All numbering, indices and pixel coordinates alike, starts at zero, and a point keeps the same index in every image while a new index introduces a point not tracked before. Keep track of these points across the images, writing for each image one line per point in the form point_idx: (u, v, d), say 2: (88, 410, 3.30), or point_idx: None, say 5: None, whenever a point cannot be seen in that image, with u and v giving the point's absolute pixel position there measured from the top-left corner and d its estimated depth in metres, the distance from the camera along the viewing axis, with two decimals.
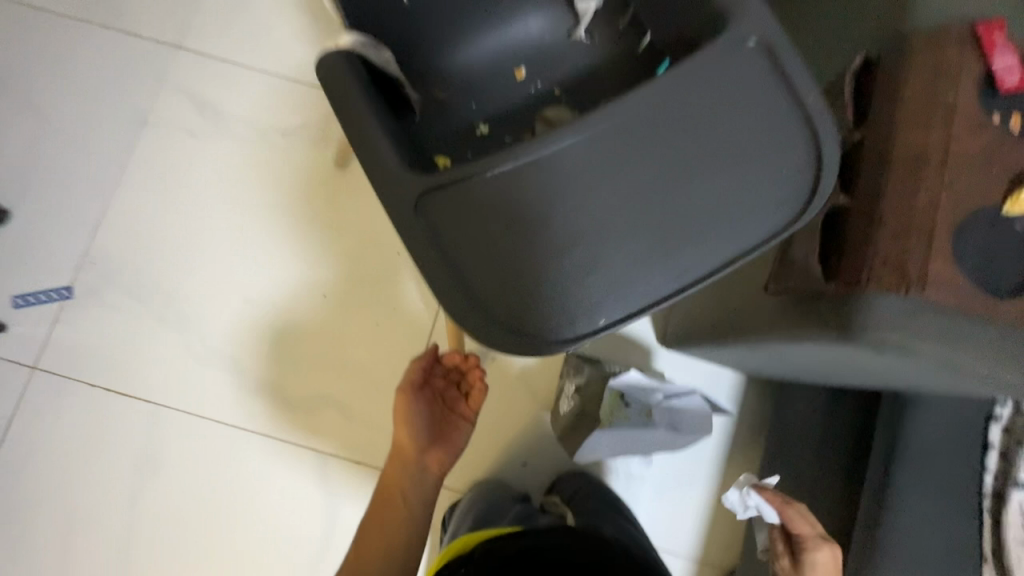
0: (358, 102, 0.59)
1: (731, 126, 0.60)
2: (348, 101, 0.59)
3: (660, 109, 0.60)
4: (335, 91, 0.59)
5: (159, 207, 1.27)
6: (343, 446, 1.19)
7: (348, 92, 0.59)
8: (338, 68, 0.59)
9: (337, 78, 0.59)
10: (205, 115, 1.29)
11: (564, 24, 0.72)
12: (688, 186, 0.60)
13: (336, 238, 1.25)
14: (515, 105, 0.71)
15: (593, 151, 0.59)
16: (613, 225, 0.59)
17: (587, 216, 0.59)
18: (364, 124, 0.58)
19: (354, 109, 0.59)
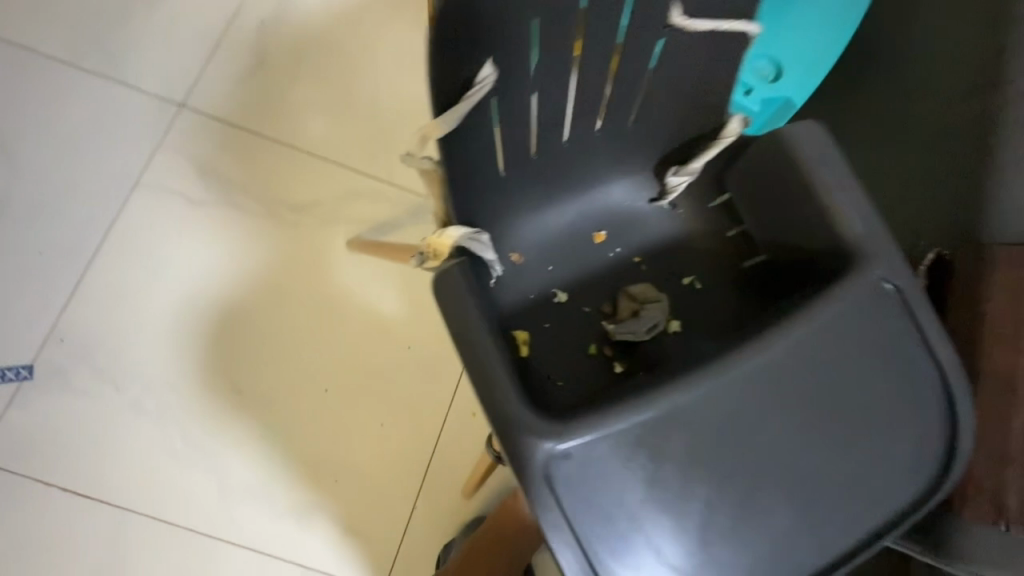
0: (486, 338, 0.55)
1: (877, 374, 0.53)
2: (473, 340, 0.55)
3: (793, 355, 0.52)
4: (460, 325, 0.57)
5: (207, 280, 1.29)
6: (336, 541, 1.21)
7: (476, 327, 0.56)
8: (466, 300, 0.57)
9: (469, 314, 0.56)
10: (205, 183, 1.33)
11: (643, 191, 0.71)
12: (817, 447, 0.52)
13: (345, 331, 1.31)
14: (594, 270, 0.71)
15: (779, 370, 0.52)
16: (808, 447, 0.52)
17: (778, 438, 0.52)
18: (493, 368, 0.54)
19: (479, 347, 0.55)
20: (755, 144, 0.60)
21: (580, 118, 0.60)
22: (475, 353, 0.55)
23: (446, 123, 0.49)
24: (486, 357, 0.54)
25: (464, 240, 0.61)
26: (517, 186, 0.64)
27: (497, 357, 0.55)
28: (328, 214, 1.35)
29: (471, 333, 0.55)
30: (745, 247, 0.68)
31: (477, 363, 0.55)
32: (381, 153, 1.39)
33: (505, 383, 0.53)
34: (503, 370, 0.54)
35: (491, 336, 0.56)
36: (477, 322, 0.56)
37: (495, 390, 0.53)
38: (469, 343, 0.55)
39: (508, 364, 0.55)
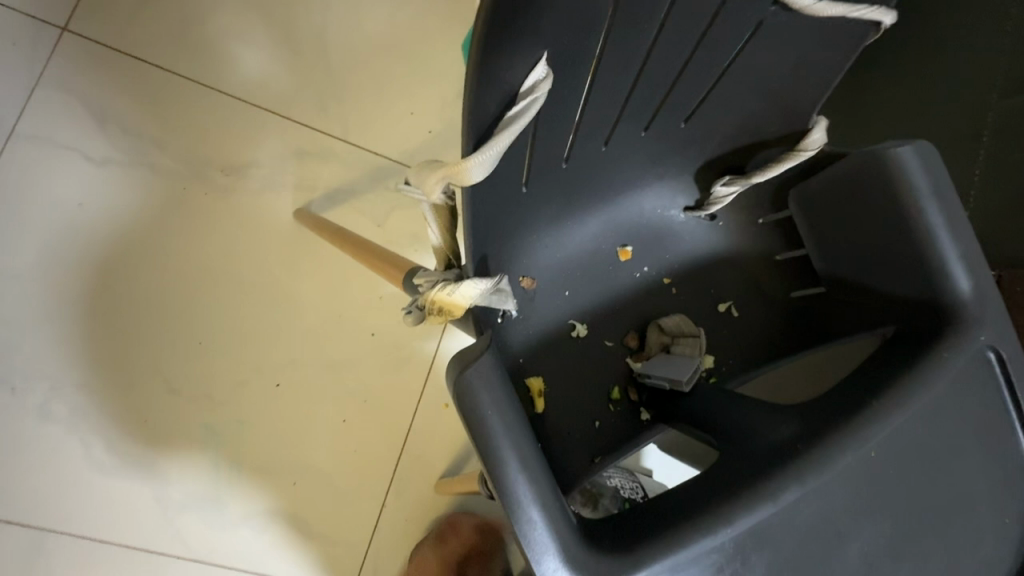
0: (513, 444, 0.34)
1: (984, 456, 0.42)
2: (493, 449, 0.34)
3: (886, 435, 0.40)
4: (476, 430, 0.34)
5: (119, 257, 1.06)
6: (300, 547, 1.11)
7: (499, 431, 0.34)
8: (484, 389, 0.35)
9: (482, 409, 0.34)
10: (106, 134, 1.06)
11: (679, 197, 0.58)
12: (903, 557, 0.39)
13: (298, 316, 1.13)
14: (617, 296, 0.59)
15: (870, 455, 0.39)
16: (893, 551, 0.39)
17: (858, 541, 0.39)
18: (517, 488, 0.34)
19: (513, 473, 0.34)
20: (846, 159, 0.47)
21: (626, 120, 0.48)
22: (496, 470, 0.34)
23: (477, 165, 0.38)
24: (516, 477, 0.34)
25: (484, 299, 0.40)
26: (539, 197, 0.50)
27: (526, 469, 0.34)
28: (269, 177, 1.13)
29: (489, 440, 0.34)
30: (795, 273, 0.57)
31: (498, 485, 0.34)
32: (331, 103, 1.16)
33: (539, 512, 0.34)
34: (542, 491, 0.34)
35: (525, 439, 0.35)
36: (510, 429, 0.35)
37: (528, 526, 0.33)
38: (487, 457, 0.34)
39: (549, 483, 0.35)
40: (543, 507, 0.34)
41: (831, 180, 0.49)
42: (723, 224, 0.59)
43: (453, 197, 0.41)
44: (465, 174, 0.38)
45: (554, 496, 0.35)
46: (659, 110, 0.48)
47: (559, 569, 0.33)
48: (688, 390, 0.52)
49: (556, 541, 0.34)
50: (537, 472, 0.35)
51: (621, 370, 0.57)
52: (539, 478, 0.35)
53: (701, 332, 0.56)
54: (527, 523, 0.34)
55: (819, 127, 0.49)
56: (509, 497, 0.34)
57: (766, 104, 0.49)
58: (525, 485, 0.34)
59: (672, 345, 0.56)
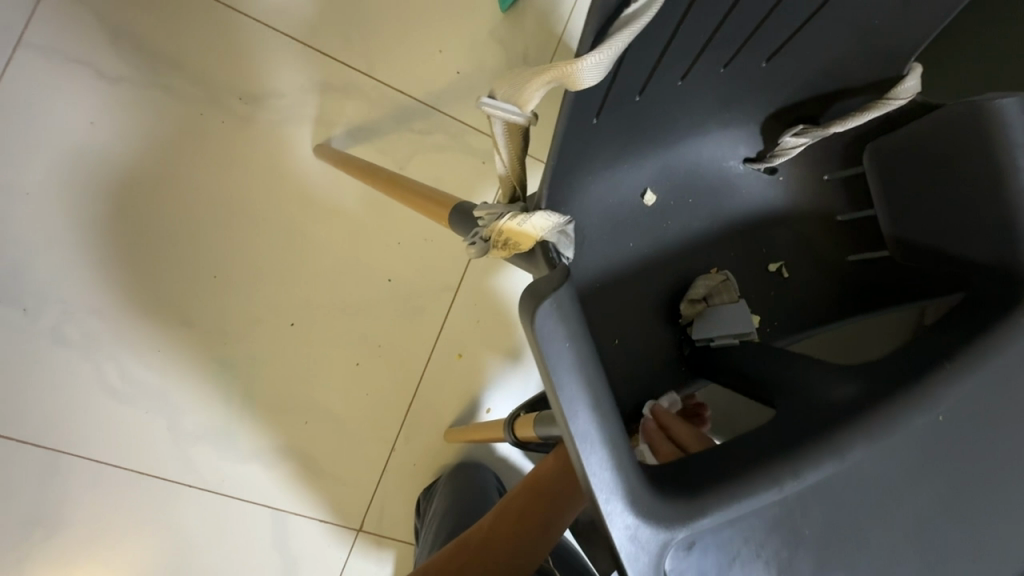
0: (582, 384, 0.34)
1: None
2: (564, 386, 0.33)
3: (952, 400, 0.38)
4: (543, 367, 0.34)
5: (132, 183, 1.02)
6: (308, 483, 1.12)
7: (566, 365, 0.33)
8: (555, 327, 0.33)
9: (552, 346, 0.33)
10: (121, 50, 1.00)
11: (741, 147, 0.55)
12: (957, 523, 0.38)
13: (316, 256, 1.11)
14: (668, 247, 0.56)
15: (936, 417, 0.38)
16: (948, 514, 0.38)
17: (915, 503, 0.38)
18: (585, 429, 0.33)
19: (578, 413, 0.33)
20: (939, 112, 0.45)
21: (711, 52, 0.43)
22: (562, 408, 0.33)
23: (587, 71, 0.33)
24: (584, 414, 0.33)
25: (550, 234, 0.37)
26: (603, 135, 0.47)
27: (595, 409, 0.33)
28: (290, 109, 1.08)
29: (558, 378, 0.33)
30: (855, 235, 0.55)
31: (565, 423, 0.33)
32: (355, 35, 1.09)
33: (607, 451, 0.33)
34: (611, 431, 0.34)
35: (593, 380, 0.34)
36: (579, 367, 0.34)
37: (593, 465, 0.33)
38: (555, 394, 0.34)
39: (615, 428, 0.34)
40: (608, 447, 0.33)
41: (916, 134, 0.46)
42: (783, 179, 0.57)
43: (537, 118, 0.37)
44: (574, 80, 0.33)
45: (621, 439, 0.34)
46: (745, 45, 0.44)
47: (624, 512, 0.33)
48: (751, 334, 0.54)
49: (623, 483, 0.33)
50: (605, 414, 0.34)
51: (662, 323, 0.56)
52: (607, 420, 0.34)
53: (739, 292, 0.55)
54: (590, 465, 0.33)
55: (914, 74, 0.45)
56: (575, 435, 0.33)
57: (857, 47, 0.45)
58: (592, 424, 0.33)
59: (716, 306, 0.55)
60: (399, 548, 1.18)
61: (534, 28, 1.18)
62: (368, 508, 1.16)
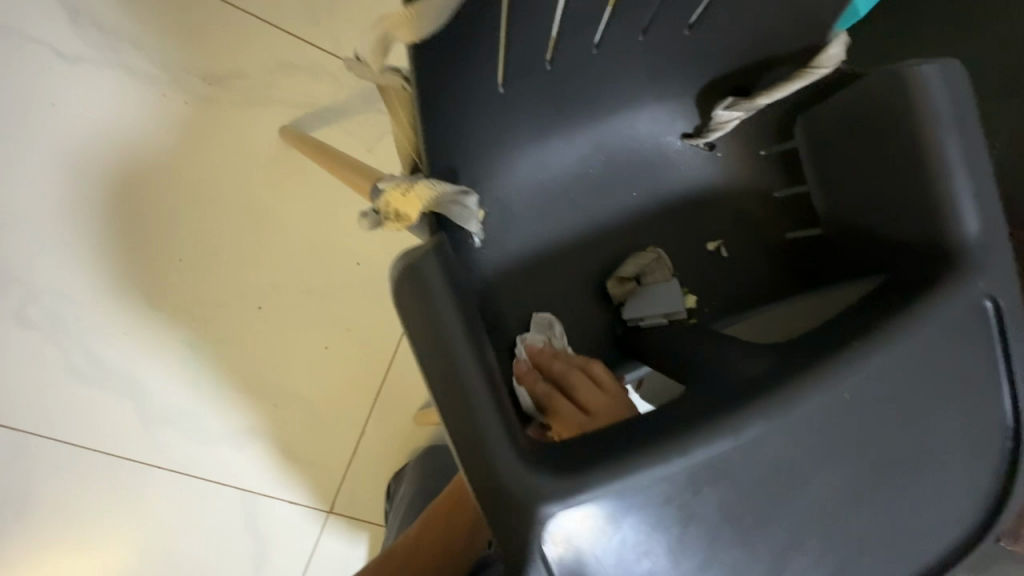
0: (462, 342, 0.36)
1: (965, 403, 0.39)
2: (444, 344, 0.36)
3: (859, 380, 0.37)
4: (424, 332, 0.37)
5: (95, 165, 1.01)
6: (279, 466, 1.13)
7: (446, 311, 0.37)
8: (432, 286, 0.37)
9: (432, 311, 0.37)
10: (80, 30, 0.99)
11: (677, 122, 0.54)
12: (863, 505, 0.38)
13: (283, 238, 1.10)
14: (601, 224, 0.55)
15: (843, 396, 0.37)
16: (855, 496, 0.37)
17: (821, 486, 0.37)
18: (466, 383, 0.35)
19: (462, 355, 0.36)
20: (864, 80, 0.43)
21: (620, 19, 0.42)
22: (442, 366, 0.36)
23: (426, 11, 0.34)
24: (467, 368, 0.36)
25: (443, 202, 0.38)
26: (519, 105, 0.46)
27: (476, 365, 0.36)
28: (253, 89, 1.06)
29: (438, 338, 0.36)
30: (792, 213, 0.53)
31: (447, 379, 0.36)
32: (319, 13, 1.07)
33: (487, 390, 0.35)
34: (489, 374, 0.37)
35: (472, 340, 0.37)
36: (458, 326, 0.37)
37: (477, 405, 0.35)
38: (437, 355, 0.36)
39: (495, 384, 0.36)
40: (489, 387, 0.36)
41: (842, 103, 0.44)
42: (723, 155, 0.55)
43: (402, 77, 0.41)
44: (415, 28, 0.34)
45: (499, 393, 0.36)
46: (660, 6, 0.42)
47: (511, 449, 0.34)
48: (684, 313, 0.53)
49: (501, 434, 0.35)
50: (486, 371, 0.36)
51: (596, 304, 0.55)
52: (488, 374, 0.36)
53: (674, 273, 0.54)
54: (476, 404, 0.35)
55: (838, 43, 0.45)
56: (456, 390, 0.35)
57: (780, 14, 0.44)
58: (475, 377, 0.35)
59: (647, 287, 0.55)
60: (371, 530, 1.18)
61: None
62: (339, 490, 1.16)
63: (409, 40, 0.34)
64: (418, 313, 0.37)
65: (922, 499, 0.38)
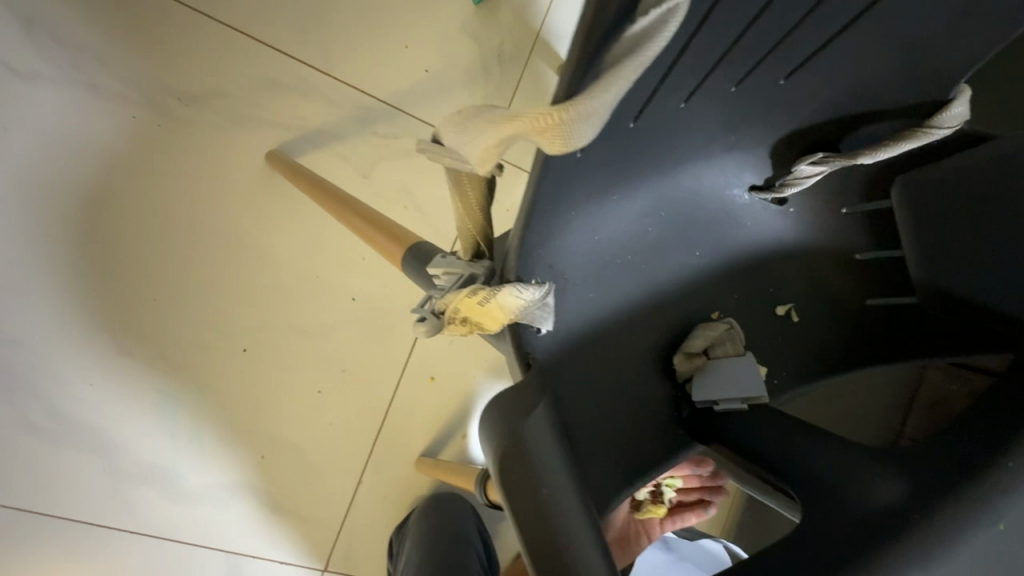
0: (569, 509, 0.33)
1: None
2: (553, 512, 0.33)
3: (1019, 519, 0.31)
4: (525, 496, 0.33)
5: (51, 197, 0.87)
6: (268, 523, 1.02)
7: (552, 471, 0.34)
8: (539, 445, 0.34)
9: (535, 472, 0.33)
10: (27, 38, 0.84)
11: (746, 173, 0.48)
12: None
13: (271, 274, 0.98)
14: (662, 288, 0.48)
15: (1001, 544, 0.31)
16: None
17: None
18: (576, 556, 0.32)
19: (574, 525, 0.33)
20: (993, 142, 0.38)
21: (721, 71, 0.35)
22: (549, 537, 0.32)
23: (579, 119, 0.28)
24: (575, 536, 0.33)
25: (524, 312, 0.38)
26: (588, 168, 0.38)
27: (586, 535, 0.33)
28: (235, 110, 0.93)
29: (544, 505, 0.33)
30: (875, 279, 0.47)
31: (553, 553, 0.32)
32: (310, 24, 0.94)
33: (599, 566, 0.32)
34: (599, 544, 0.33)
35: (580, 504, 0.34)
36: (567, 489, 0.34)
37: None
38: (543, 524, 0.33)
39: (605, 551, 0.33)
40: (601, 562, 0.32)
41: (963, 171, 0.39)
42: (795, 211, 0.49)
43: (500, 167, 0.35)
44: (562, 136, 0.29)
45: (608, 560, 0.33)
46: (765, 57, 0.36)
47: None
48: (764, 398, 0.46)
49: None
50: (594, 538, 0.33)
51: (656, 379, 0.48)
52: (598, 542, 0.33)
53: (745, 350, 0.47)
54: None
55: (964, 99, 0.38)
56: (564, 564, 0.32)
57: (897, 62, 0.38)
58: (583, 542, 0.33)
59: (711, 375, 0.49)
60: None
61: (513, 22, 1.04)
62: (333, 546, 1.06)
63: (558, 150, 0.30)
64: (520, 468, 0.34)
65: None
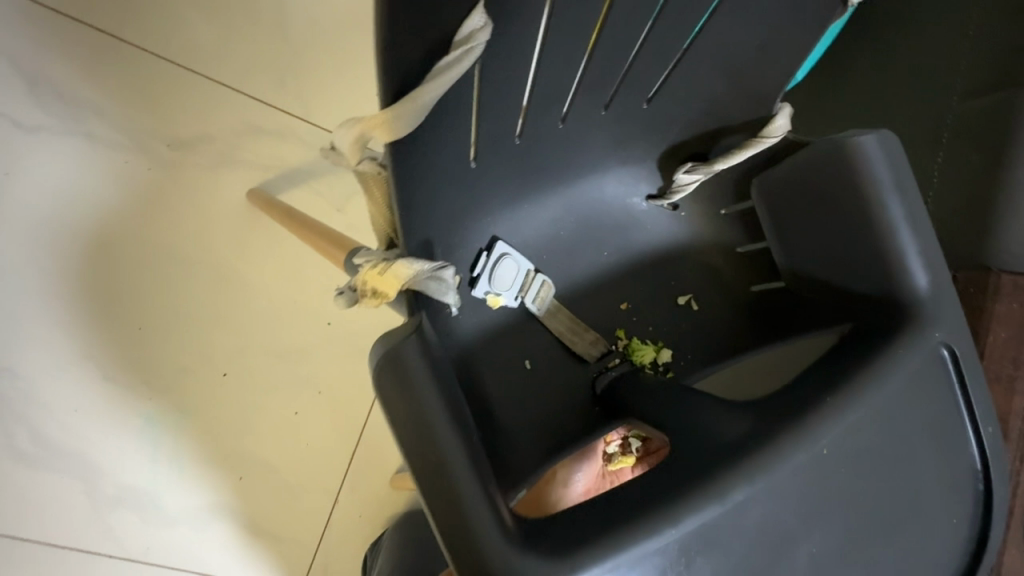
0: (448, 422, 0.36)
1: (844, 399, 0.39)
2: (433, 435, 0.35)
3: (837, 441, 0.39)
4: (408, 422, 0.35)
5: (48, 235, 0.95)
6: (244, 544, 1.04)
7: (430, 395, 0.36)
8: (418, 368, 0.37)
9: (419, 393, 0.36)
10: (34, 95, 0.94)
11: (642, 184, 0.56)
12: (852, 566, 0.39)
13: (250, 300, 1.05)
14: (577, 282, 0.56)
15: (824, 466, 0.38)
16: (839, 555, 0.38)
17: (808, 549, 0.38)
18: (454, 473, 0.34)
19: (450, 441, 0.35)
20: (810, 148, 0.46)
21: (585, 97, 0.46)
22: (429, 457, 0.35)
23: (398, 117, 0.36)
24: (453, 457, 0.35)
25: (420, 279, 0.41)
26: (493, 177, 0.48)
27: (464, 455, 0.35)
28: (220, 152, 1.03)
29: (424, 429, 0.35)
30: (755, 267, 0.55)
31: (434, 471, 0.35)
32: (288, 76, 1.06)
33: (472, 481, 0.35)
34: (473, 459, 0.35)
35: (459, 421, 0.36)
36: (444, 406, 0.36)
37: (462, 497, 0.34)
38: (426, 444, 0.35)
39: (481, 462, 0.36)
40: (474, 478, 0.35)
41: (793, 169, 0.47)
42: (685, 215, 0.57)
43: (381, 164, 0.41)
44: (390, 128, 0.36)
45: (484, 478, 0.35)
46: (620, 87, 0.46)
47: (493, 551, 0.33)
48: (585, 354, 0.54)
49: (490, 522, 0.34)
50: (473, 456, 0.36)
51: (573, 363, 0.55)
52: (473, 455, 0.36)
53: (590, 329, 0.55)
54: (464, 492, 0.34)
55: (784, 114, 0.49)
56: (443, 482, 0.34)
57: (731, 86, 0.48)
58: (460, 462, 0.35)
59: (493, 269, 0.51)
60: None
61: None
62: (311, 566, 1.07)
63: (386, 140, 0.37)
64: (403, 392, 0.36)
65: (891, 553, 0.40)
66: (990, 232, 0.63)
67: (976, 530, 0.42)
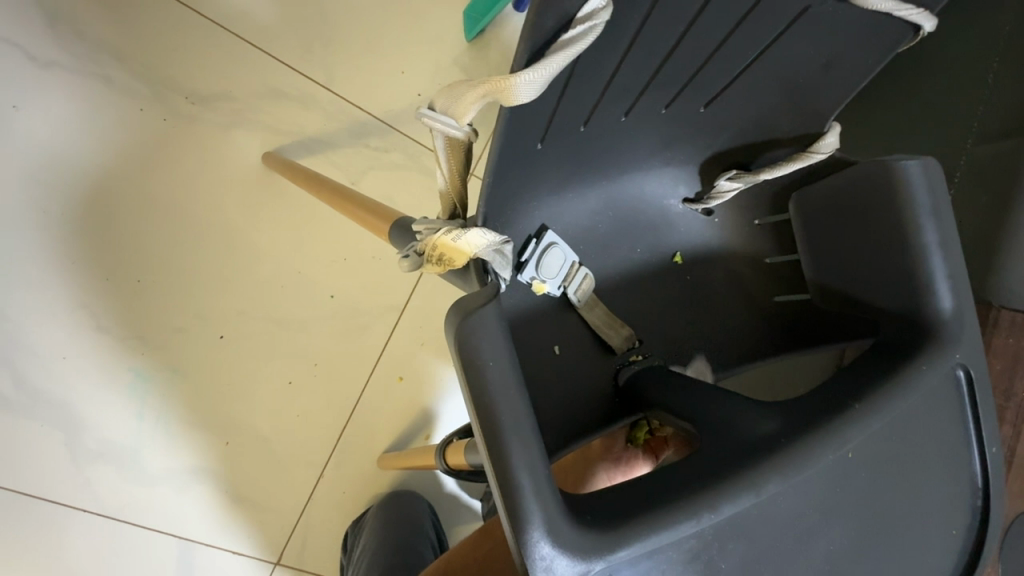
0: (507, 391, 0.36)
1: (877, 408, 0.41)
2: (494, 400, 0.36)
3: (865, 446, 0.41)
4: (472, 384, 0.36)
5: (52, 175, 0.92)
6: (223, 510, 1.02)
7: (492, 363, 0.37)
8: (484, 336, 0.37)
9: (483, 358, 0.37)
10: (52, 30, 0.91)
11: (682, 187, 0.58)
12: (864, 565, 0.41)
13: (255, 266, 1.03)
14: (609, 275, 0.57)
15: (850, 468, 0.40)
16: (853, 553, 0.40)
17: (825, 545, 0.40)
18: (512, 437, 0.35)
19: (508, 409, 0.36)
20: (855, 167, 0.48)
21: (648, 95, 0.47)
22: (489, 420, 0.36)
23: (524, 84, 0.36)
24: (510, 425, 0.36)
25: (485, 251, 0.42)
26: (547, 162, 0.49)
27: (522, 422, 0.36)
28: (240, 111, 1.01)
29: (487, 392, 0.36)
30: (782, 278, 0.57)
31: (492, 433, 0.36)
32: (316, 44, 1.04)
33: (525, 449, 0.35)
34: (527, 430, 0.36)
35: (517, 390, 0.37)
36: (506, 376, 0.37)
37: (513, 464, 0.35)
38: (485, 409, 0.36)
39: (532, 434, 0.36)
40: (527, 447, 0.35)
41: (836, 186, 0.49)
42: (718, 221, 0.59)
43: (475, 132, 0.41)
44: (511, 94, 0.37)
45: (539, 445, 0.36)
46: (683, 89, 0.47)
47: (541, 518, 0.34)
48: (614, 345, 0.55)
49: (539, 491, 0.35)
50: (527, 426, 0.36)
51: (599, 352, 0.56)
52: (527, 425, 0.36)
53: (620, 321, 0.56)
54: (517, 460, 0.35)
55: (833, 133, 0.50)
56: (501, 444, 0.35)
57: (783, 102, 0.50)
58: (517, 430, 0.36)
59: (540, 257, 0.52)
60: None
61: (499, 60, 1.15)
62: (288, 538, 1.06)
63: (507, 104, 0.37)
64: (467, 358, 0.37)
65: (897, 558, 0.42)
66: (998, 270, 0.66)
67: (970, 544, 0.45)
